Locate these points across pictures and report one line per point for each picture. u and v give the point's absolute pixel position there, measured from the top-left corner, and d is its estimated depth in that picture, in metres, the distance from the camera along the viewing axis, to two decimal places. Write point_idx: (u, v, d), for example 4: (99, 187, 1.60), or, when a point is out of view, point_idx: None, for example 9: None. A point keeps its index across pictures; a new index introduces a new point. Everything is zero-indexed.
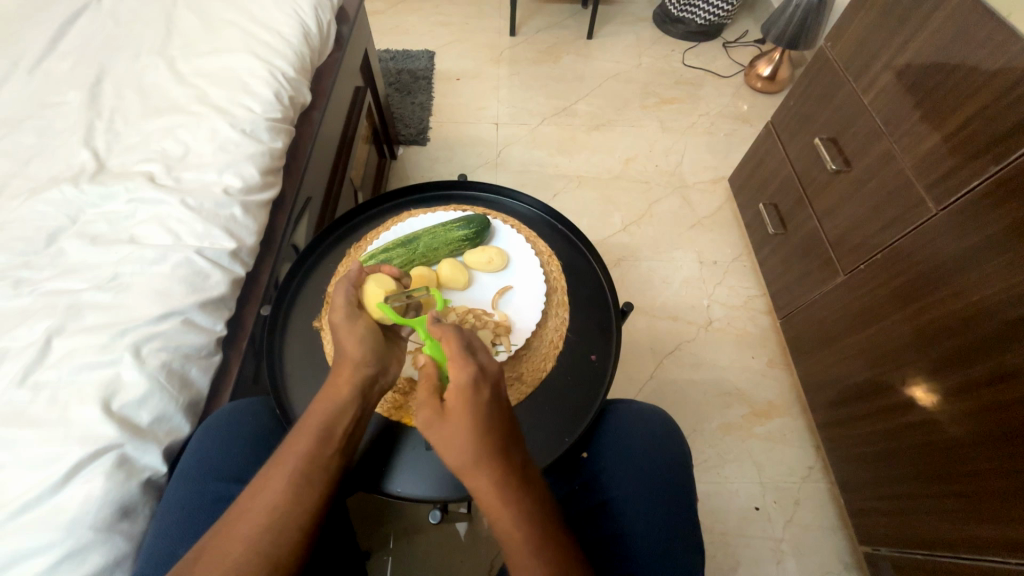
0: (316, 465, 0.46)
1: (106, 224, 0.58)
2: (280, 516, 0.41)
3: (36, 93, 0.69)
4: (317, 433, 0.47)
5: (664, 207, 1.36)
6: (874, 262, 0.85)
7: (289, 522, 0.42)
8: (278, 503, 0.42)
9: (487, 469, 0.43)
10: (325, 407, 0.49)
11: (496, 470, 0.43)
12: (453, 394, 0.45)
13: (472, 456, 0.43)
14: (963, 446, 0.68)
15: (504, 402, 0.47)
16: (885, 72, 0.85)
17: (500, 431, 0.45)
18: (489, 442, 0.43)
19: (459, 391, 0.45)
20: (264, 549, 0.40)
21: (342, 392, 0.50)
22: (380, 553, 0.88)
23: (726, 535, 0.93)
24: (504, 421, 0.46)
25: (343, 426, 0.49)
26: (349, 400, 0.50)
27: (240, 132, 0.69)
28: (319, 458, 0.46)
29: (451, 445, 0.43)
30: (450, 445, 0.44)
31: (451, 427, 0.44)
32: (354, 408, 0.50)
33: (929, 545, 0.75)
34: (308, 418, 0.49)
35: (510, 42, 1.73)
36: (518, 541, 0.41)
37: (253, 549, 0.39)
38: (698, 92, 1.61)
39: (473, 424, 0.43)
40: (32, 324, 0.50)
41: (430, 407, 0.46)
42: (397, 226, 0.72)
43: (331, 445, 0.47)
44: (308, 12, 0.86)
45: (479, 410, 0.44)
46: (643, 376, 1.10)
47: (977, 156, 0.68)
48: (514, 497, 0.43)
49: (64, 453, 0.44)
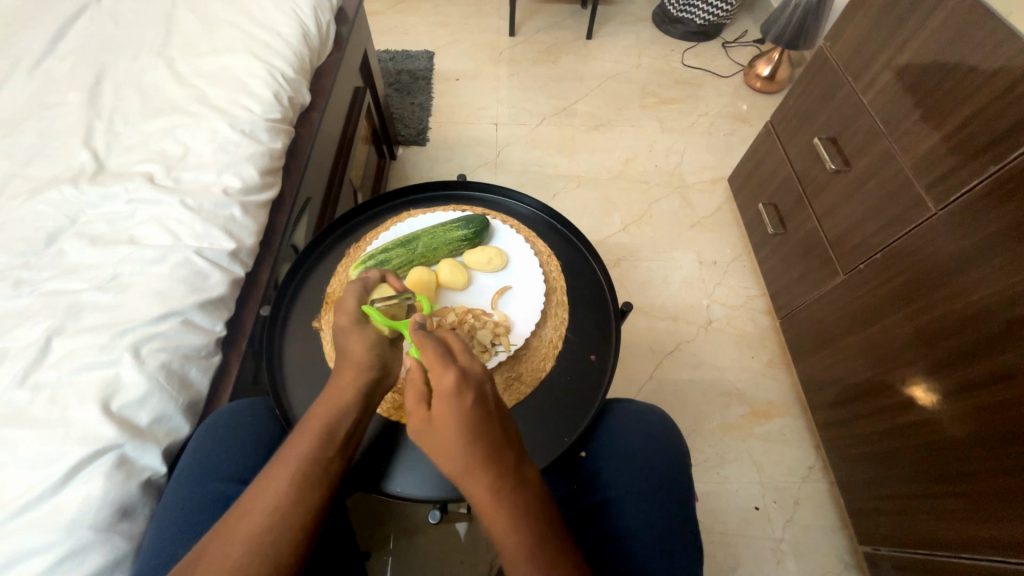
0: (316, 467, 0.45)
1: (106, 224, 0.58)
2: (281, 517, 0.41)
3: (36, 93, 0.69)
4: (318, 435, 0.47)
5: (663, 207, 1.36)
6: (874, 261, 0.85)
7: (290, 522, 0.41)
8: (279, 504, 0.42)
9: (478, 474, 0.42)
10: (326, 409, 0.49)
11: (488, 474, 0.42)
12: (438, 401, 0.44)
13: (461, 462, 0.42)
14: (963, 445, 0.68)
15: (491, 404, 0.45)
16: (884, 71, 0.85)
17: (490, 433, 0.43)
18: (477, 446, 0.42)
19: (443, 397, 0.44)
20: (265, 549, 0.39)
21: (343, 395, 0.50)
22: (379, 553, 0.87)
23: (726, 535, 0.93)
24: (495, 423, 0.44)
25: (344, 427, 0.49)
26: (350, 402, 0.50)
27: (240, 133, 0.69)
28: (321, 459, 0.46)
29: (442, 452, 0.43)
30: (442, 451, 0.43)
31: (440, 434, 0.43)
32: (355, 411, 0.50)
33: (929, 545, 0.74)
34: (310, 420, 0.49)
35: (510, 42, 1.73)
36: (515, 546, 0.40)
37: (254, 549, 0.39)
38: (698, 92, 1.61)
39: (460, 430, 0.42)
40: (32, 324, 0.50)
41: (419, 414, 0.45)
42: (397, 226, 0.72)
43: (332, 446, 0.47)
44: (308, 13, 0.86)
45: (465, 415, 0.43)
46: (643, 375, 1.10)
47: (975, 156, 0.68)
48: (509, 500, 0.41)
49: (64, 454, 0.44)
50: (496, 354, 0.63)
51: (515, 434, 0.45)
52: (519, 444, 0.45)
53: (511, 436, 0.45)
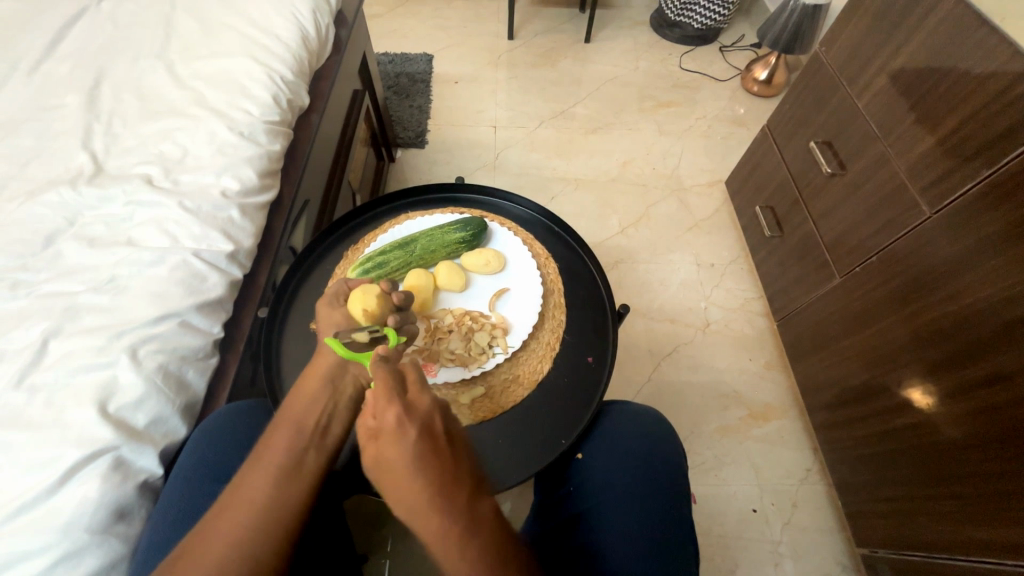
0: (294, 459, 0.47)
1: (104, 226, 0.58)
2: (261, 512, 0.42)
3: (36, 96, 0.69)
4: (289, 432, 0.49)
5: (661, 210, 1.36)
6: (870, 264, 0.85)
7: (271, 519, 0.42)
8: (258, 500, 0.43)
9: (422, 514, 0.38)
10: (297, 406, 0.52)
11: (434, 512, 0.38)
12: (382, 439, 0.42)
13: (406, 504, 0.39)
14: (958, 446, 0.69)
15: (440, 437, 0.43)
16: (879, 76, 0.85)
17: (436, 468, 0.40)
18: (422, 485, 0.39)
19: (388, 434, 0.42)
20: (250, 540, 0.41)
21: (308, 390, 0.52)
22: (377, 555, 0.87)
23: (724, 537, 0.93)
24: (444, 456, 0.42)
25: (318, 418, 0.51)
26: (316, 396, 0.52)
27: (238, 135, 0.69)
28: (296, 454, 0.48)
29: (389, 491, 0.40)
30: (389, 492, 0.40)
31: (386, 472, 0.41)
32: (323, 403, 0.52)
33: (928, 547, 0.74)
34: (284, 419, 0.51)
35: (508, 45, 1.74)
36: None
37: (235, 545, 0.40)
38: (695, 95, 1.62)
39: (403, 466, 0.40)
40: (29, 326, 0.50)
41: (368, 454, 0.43)
42: (395, 228, 0.73)
43: (306, 439, 0.49)
44: (306, 15, 0.86)
45: (408, 450, 0.41)
46: (641, 378, 1.10)
47: (970, 160, 0.69)
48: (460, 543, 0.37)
49: (61, 455, 0.44)
50: (495, 356, 0.63)
51: (469, 470, 0.42)
52: (475, 480, 0.42)
53: (463, 470, 0.42)
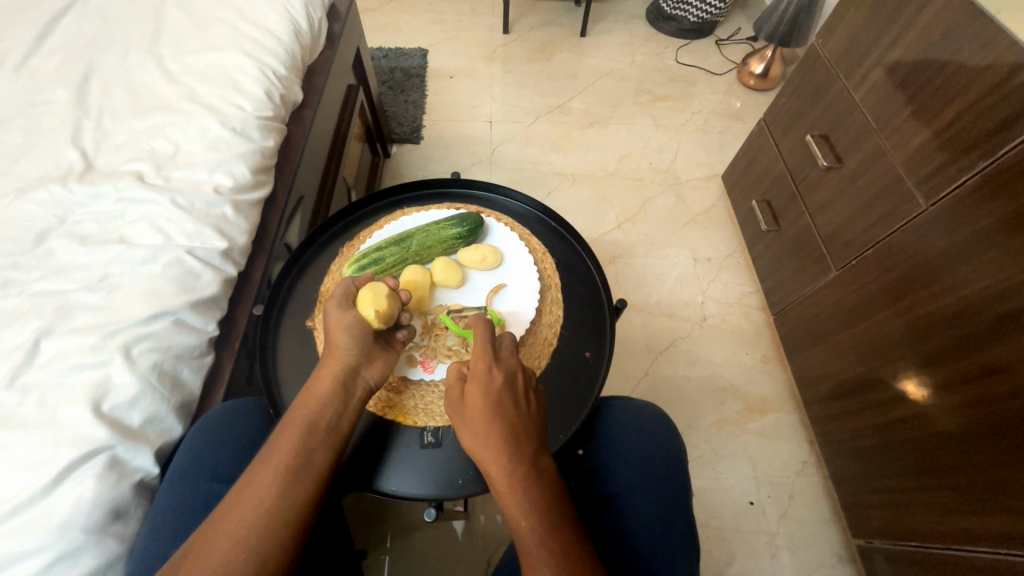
0: (300, 459, 0.47)
1: (95, 223, 0.58)
2: (267, 511, 0.43)
3: (23, 92, 0.67)
4: (300, 429, 0.49)
5: (657, 204, 1.36)
6: (866, 257, 0.85)
7: (274, 520, 0.43)
8: (263, 500, 0.44)
9: (495, 455, 0.49)
10: (309, 403, 0.51)
11: (506, 456, 0.48)
12: (472, 382, 0.52)
13: (483, 442, 0.49)
14: (952, 437, 0.69)
15: (520, 390, 0.53)
16: (875, 69, 0.85)
17: (512, 419, 0.50)
18: (500, 431, 0.49)
19: (477, 377, 0.52)
20: (252, 543, 0.41)
21: (320, 388, 0.52)
22: (375, 552, 0.87)
23: (721, 530, 0.94)
24: (519, 409, 0.51)
25: (327, 418, 0.51)
26: (328, 395, 0.52)
27: (230, 131, 0.68)
28: (304, 453, 0.48)
29: (469, 427, 0.51)
30: (469, 428, 0.51)
31: (470, 411, 0.51)
32: (335, 403, 0.52)
33: (923, 538, 0.75)
34: (296, 413, 0.51)
35: (504, 39, 1.73)
36: (528, 535, 0.45)
37: (240, 544, 0.41)
38: (692, 89, 1.61)
39: (488, 411, 0.50)
40: (20, 325, 0.49)
41: (456, 391, 0.53)
42: (391, 224, 0.72)
43: (316, 438, 0.49)
44: (298, 10, 0.85)
45: (494, 398, 0.51)
46: (638, 373, 1.10)
47: (965, 153, 0.69)
48: (524, 487, 0.47)
49: (54, 457, 0.44)
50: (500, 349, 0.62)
51: (537, 427, 0.52)
52: (541, 437, 0.51)
53: (534, 424, 0.52)
